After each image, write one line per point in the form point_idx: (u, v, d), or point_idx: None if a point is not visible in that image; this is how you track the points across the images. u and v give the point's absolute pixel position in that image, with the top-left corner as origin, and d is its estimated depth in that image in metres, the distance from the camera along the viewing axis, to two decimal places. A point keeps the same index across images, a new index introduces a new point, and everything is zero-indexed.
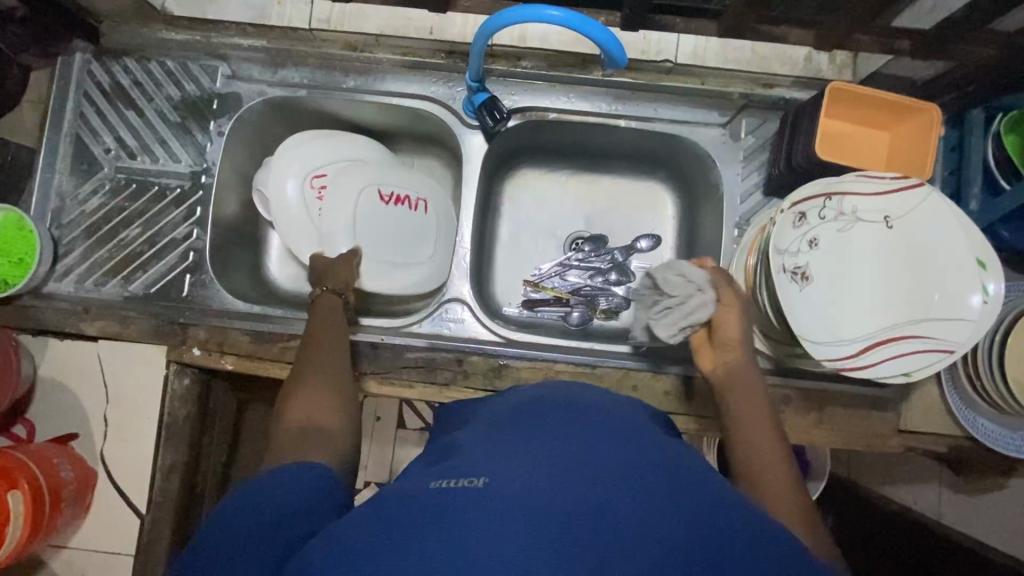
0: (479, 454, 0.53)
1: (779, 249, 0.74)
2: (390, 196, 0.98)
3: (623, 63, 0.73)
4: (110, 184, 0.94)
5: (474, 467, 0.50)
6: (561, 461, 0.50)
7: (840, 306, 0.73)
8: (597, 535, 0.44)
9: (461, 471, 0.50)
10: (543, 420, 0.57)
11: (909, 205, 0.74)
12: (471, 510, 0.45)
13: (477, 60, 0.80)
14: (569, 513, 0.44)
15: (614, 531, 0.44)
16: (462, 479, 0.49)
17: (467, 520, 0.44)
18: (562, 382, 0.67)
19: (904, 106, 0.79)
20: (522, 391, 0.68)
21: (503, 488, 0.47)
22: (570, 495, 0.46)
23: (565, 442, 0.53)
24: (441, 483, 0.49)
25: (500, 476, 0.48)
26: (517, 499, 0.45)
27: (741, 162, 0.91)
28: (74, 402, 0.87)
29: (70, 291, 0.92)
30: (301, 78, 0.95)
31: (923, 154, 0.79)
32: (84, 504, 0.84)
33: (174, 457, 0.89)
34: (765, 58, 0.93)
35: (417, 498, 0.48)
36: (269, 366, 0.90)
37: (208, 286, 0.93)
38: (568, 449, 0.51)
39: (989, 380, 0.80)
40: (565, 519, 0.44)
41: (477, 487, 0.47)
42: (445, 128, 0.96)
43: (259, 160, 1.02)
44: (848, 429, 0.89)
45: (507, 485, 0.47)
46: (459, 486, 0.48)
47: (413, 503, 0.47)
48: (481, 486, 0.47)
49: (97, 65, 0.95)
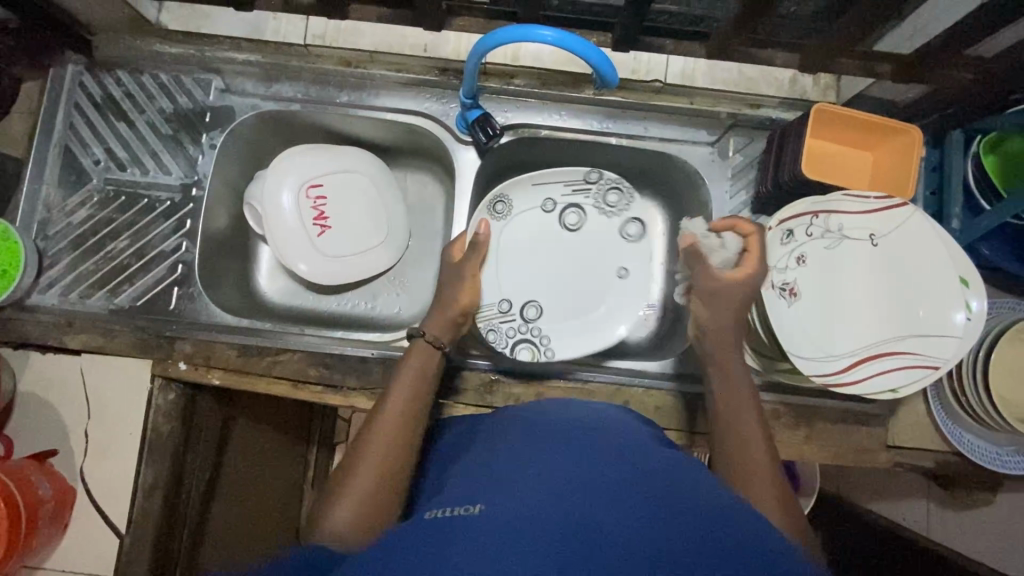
0: (473, 481, 0.52)
1: (768, 265, 0.75)
2: (373, 203, 1.02)
3: (615, 82, 0.75)
4: (98, 196, 0.94)
5: (471, 495, 0.49)
6: (555, 477, 0.49)
7: (825, 321, 0.74)
8: (597, 545, 0.43)
9: (457, 498, 0.49)
10: (534, 438, 0.56)
11: (895, 221, 0.75)
12: (469, 537, 0.44)
13: (471, 78, 0.81)
14: (569, 538, 0.43)
15: (613, 541, 0.43)
16: (458, 508, 0.48)
17: (469, 546, 0.43)
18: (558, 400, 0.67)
19: (886, 127, 0.81)
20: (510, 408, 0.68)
21: (500, 511, 0.46)
22: (571, 519, 0.44)
23: (554, 456, 0.52)
24: (436, 513, 0.48)
25: (498, 502, 0.47)
26: (519, 527, 0.44)
27: (728, 180, 0.93)
28: (55, 417, 0.85)
29: (54, 304, 0.91)
30: (295, 93, 0.95)
31: (906, 174, 0.81)
32: (62, 524, 0.82)
33: (155, 476, 0.86)
34: (753, 78, 0.93)
35: (417, 526, 0.47)
36: (258, 381, 0.89)
37: (196, 299, 0.92)
38: (562, 464, 0.51)
39: (974, 396, 0.81)
40: (565, 543, 0.42)
41: (476, 514, 0.46)
42: (438, 143, 0.97)
43: (250, 172, 1.02)
44: (837, 444, 0.89)
45: (504, 509, 0.46)
46: (457, 514, 0.47)
47: (408, 535, 0.46)
48: (479, 513, 0.46)
49: (88, 77, 0.94)
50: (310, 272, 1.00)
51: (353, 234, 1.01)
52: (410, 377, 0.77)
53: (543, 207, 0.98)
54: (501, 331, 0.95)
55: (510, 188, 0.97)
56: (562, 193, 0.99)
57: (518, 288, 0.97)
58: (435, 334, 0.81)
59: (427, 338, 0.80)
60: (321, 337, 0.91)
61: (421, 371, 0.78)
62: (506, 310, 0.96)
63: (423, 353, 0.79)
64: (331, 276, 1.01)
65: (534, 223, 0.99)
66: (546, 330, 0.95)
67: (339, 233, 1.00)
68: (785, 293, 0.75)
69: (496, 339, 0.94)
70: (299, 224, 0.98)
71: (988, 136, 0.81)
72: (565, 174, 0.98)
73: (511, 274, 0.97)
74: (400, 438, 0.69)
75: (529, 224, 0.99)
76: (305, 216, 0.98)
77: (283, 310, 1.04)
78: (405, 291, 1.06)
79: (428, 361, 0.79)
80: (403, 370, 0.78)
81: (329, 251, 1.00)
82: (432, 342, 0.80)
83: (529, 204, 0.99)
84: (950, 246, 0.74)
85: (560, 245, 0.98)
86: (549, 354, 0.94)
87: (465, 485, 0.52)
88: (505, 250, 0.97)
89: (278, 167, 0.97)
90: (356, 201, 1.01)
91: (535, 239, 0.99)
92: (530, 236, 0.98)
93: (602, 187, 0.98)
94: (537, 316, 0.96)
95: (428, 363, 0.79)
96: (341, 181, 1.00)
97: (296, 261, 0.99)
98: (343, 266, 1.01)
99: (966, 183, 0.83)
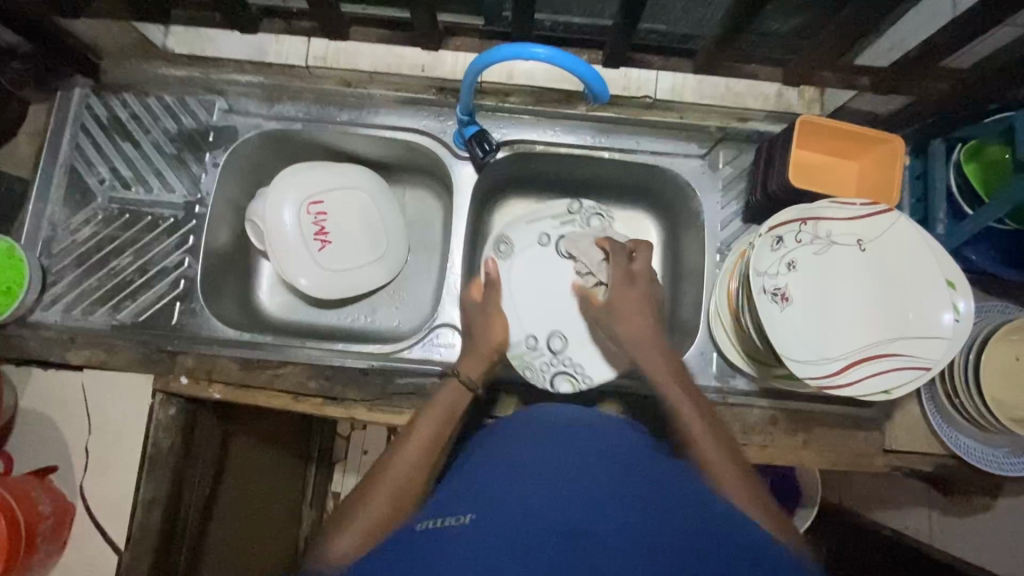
0: (465, 493, 0.53)
1: (759, 271, 0.77)
2: (372, 218, 1.04)
3: (605, 98, 0.77)
4: (102, 214, 0.95)
5: (458, 507, 0.51)
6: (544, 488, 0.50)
7: (817, 325, 0.76)
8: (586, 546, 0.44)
9: (448, 509, 0.50)
10: (529, 453, 0.58)
11: (881, 228, 0.77)
12: (458, 546, 0.45)
13: (467, 96, 0.84)
14: (554, 540, 0.44)
15: (603, 542, 0.44)
16: (448, 518, 0.49)
17: (462, 552, 0.44)
18: (549, 413, 0.69)
19: (869, 137, 0.84)
20: (508, 420, 0.71)
21: (490, 521, 0.47)
22: (556, 523, 0.46)
23: (547, 468, 0.54)
24: (428, 524, 0.50)
25: (484, 510, 0.49)
26: (505, 533, 0.45)
27: (719, 191, 0.95)
28: (56, 433, 0.86)
29: (56, 320, 0.92)
30: (297, 112, 0.98)
31: (890, 182, 0.83)
32: (60, 541, 0.82)
33: (155, 492, 0.86)
34: (738, 94, 0.97)
35: (408, 539, 0.48)
36: (259, 395, 0.90)
37: (198, 314, 0.93)
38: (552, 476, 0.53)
39: (967, 398, 0.82)
40: (550, 546, 0.44)
41: (463, 523, 0.48)
42: (435, 159, 0.99)
43: (252, 190, 1.04)
44: (835, 450, 0.90)
45: (495, 518, 0.47)
46: (446, 525, 0.48)
47: (401, 548, 0.48)
48: (466, 522, 0.47)
49: (95, 99, 0.97)
50: (311, 287, 1.01)
51: (354, 249, 1.03)
52: (439, 413, 0.74)
53: (540, 241, 1.01)
54: (535, 367, 0.94)
55: (512, 231, 1.01)
56: (553, 227, 1.01)
57: (539, 323, 0.98)
58: (468, 374, 0.80)
59: (461, 377, 0.79)
60: (322, 350, 0.92)
61: (451, 409, 0.75)
62: (533, 345, 0.96)
63: (457, 391, 0.77)
64: (331, 291, 1.02)
65: (537, 258, 1.01)
66: (575, 357, 0.94)
67: (340, 248, 1.02)
68: (776, 298, 0.76)
69: (533, 377, 0.94)
70: (300, 240, 1.00)
71: (967, 145, 0.83)
72: (551, 208, 1.01)
73: (528, 312, 0.98)
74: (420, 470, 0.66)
75: (533, 262, 1.01)
76: (305, 232, 1.00)
77: (284, 324, 1.05)
78: (405, 305, 1.07)
79: (459, 400, 0.77)
80: (434, 405, 0.75)
81: (329, 266, 1.02)
82: (466, 384, 0.78)
83: (526, 242, 1.01)
84: (936, 252, 0.76)
85: (561, 275, 1.00)
86: (588, 381, 0.92)
87: (455, 498, 0.54)
88: (516, 288, 0.99)
89: (278, 185, 0.99)
90: (358, 217, 1.03)
91: (540, 273, 1.00)
92: (537, 271, 1.00)
93: (585, 215, 1.02)
94: (564, 345, 0.96)
95: (457, 402, 0.76)
96: (340, 199, 1.02)
97: (296, 276, 1.00)
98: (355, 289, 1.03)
99: (950, 190, 0.85)
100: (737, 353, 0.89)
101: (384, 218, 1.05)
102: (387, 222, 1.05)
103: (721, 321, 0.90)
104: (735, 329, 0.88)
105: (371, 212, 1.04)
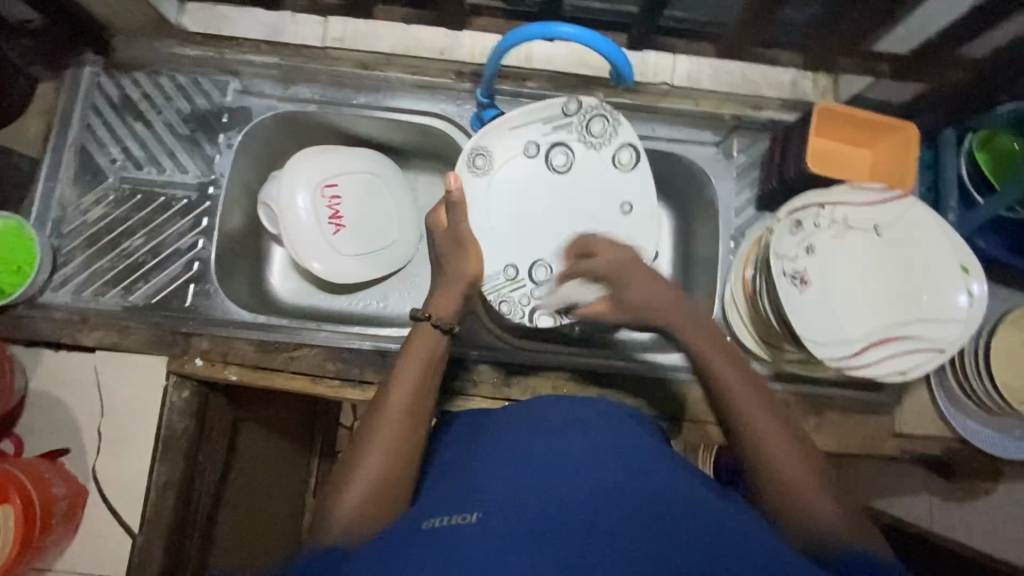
0: (465, 490, 0.53)
1: (778, 254, 0.78)
2: (386, 202, 1.04)
3: (630, 81, 0.77)
4: (114, 195, 0.94)
5: (469, 503, 0.50)
6: (546, 489, 0.49)
7: (838, 306, 0.77)
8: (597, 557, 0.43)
9: (456, 506, 0.50)
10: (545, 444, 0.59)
11: (896, 213, 0.79)
12: (474, 545, 0.44)
13: (489, 77, 0.84)
14: (568, 538, 0.44)
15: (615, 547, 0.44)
16: (458, 515, 0.48)
17: (469, 554, 0.44)
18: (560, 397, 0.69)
19: (885, 124, 0.85)
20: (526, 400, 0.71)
21: (501, 524, 0.46)
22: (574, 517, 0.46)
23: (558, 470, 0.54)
24: (437, 523, 0.48)
25: (494, 507, 0.48)
26: (519, 527, 0.45)
27: (734, 178, 0.96)
28: (67, 415, 0.85)
29: (66, 301, 0.90)
30: (312, 94, 0.97)
31: (905, 169, 0.85)
32: (74, 524, 0.81)
33: (169, 475, 0.84)
34: (755, 82, 0.98)
35: (418, 538, 0.47)
36: (275, 377, 0.89)
37: (212, 296, 0.93)
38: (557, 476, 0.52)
39: (978, 381, 0.84)
40: (564, 542, 0.44)
41: (474, 521, 0.47)
42: (451, 143, 0.99)
43: (264, 173, 1.03)
44: (846, 433, 0.91)
45: (502, 519, 0.47)
46: (456, 523, 0.47)
47: (410, 547, 0.46)
48: (478, 520, 0.47)
49: (105, 78, 0.95)
50: (323, 272, 1.00)
51: (371, 233, 1.02)
52: (416, 367, 0.69)
53: (526, 151, 0.88)
54: (514, 301, 0.86)
55: (488, 139, 0.86)
56: (543, 132, 0.88)
57: (521, 251, 0.88)
58: (440, 315, 0.74)
59: (434, 321, 0.73)
60: (337, 333, 0.92)
61: (429, 359, 0.71)
62: (514, 277, 0.87)
63: (429, 337, 0.72)
64: (344, 275, 1.01)
65: (519, 170, 0.88)
66: (560, 287, 0.87)
67: (357, 231, 1.01)
68: (794, 282, 0.77)
69: (510, 310, 0.86)
70: (313, 222, 0.98)
71: (979, 132, 0.85)
72: (544, 110, 0.87)
73: (506, 239, 0.88)
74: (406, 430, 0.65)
75: (516, 175, 0.89)
76: (320, 215, 0.99)
77: (294, 309, 1.04)
78: (416, 290, 1.07)
79: (435, 345, 0.72)
80: (410, 358, 0.70)
81: (342, 251, 1.00)
82: (439, 327, 0.73)
83: (507, 153, 0.88)
84: (946, 237, 0.77)
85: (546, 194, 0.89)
86: (571, 314, 0.86)
87: (462, 491, 0.53)
88: (486, 206, 0.87)
89: (292, 169, 0.98)
90: (375, 200, 1.03)
91: (519, 189, 0.89)
92: (516, 188, 0.88)
93: (584, 116, 0.88)
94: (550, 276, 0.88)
95: (433, 349, 0.72)
96: (354, 181, 1.01)
97: (311, 260, 0.99)
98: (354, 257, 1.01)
99: (960, 177, 0.86)
100: (752, 340, 0.90)
101: (398, 203, 1.05)
102: (401, 206, 1.05)
103: (735, 307, 0.90)
104: (750, 316, 0.89)
105: (386, 195, 1.04)
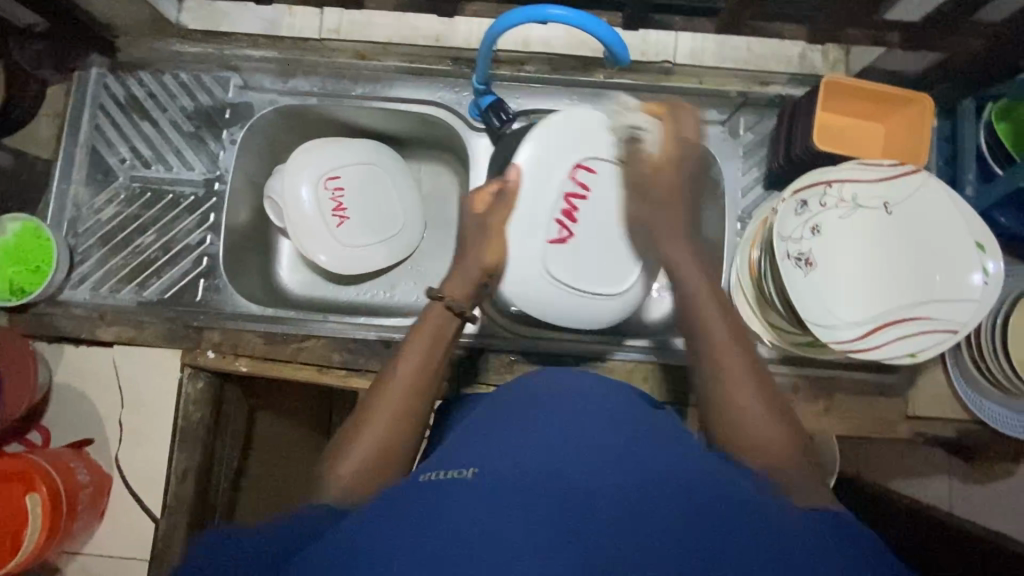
0: (458, 450, 0.53)
1: (783, 235, 0.76)
2: (388, 193, 1.04)
3: (626, 61, 0.75)
4: (124, 193, 0.97)
5: (461, 461, 0.50)
6: (534, 454, 0.49)
7: (842, 287, 0.76)
8: (581, 522, 0.43)
9: (446, 464, 0.50)
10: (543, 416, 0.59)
11: (910, 190, 0.76)
12: (461, 500, 0.45)
13: (484, 62, 0.82)
14: (552, 499, 0.44)
15: (596, 523, 0.43)
16: (451, 471, 0.49)
17: (453, 512, 0.44)
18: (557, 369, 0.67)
19: (897, 97, 0.82)
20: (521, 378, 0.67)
21: (487, 483, 0.46)
22: (558, 481, 0.46)
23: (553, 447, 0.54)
24: (427, 478, 0.49)
25: (486, 467, 0.48)
26: (504, 489, 0.45)
27: (740, 158, 0.94)
28: (89, 407, 0.88)
29: (84, 298, 0.94)
30: (311, 87, 0.97)
31: (918, 143, 0.81)
32: (98, 510, 0.85)
33: (187, 462, 0.87)
34: (760, 57, 0.95)
35: (407, 489, 0.48)
36: (285, 366, 0.91)
37: (222, 291, 0.95)
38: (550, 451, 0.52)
39: (994, 361, 0.81)
40: (544, 505, 0.44)
41: (463, 479, 0.47)
42: (453, 131, 0.98)
43: (269, 166, 1.04)
44: (858, 415, 0.89)
45: (491, 479, 0.46)
46: (445, 479, 0.47)
47: (402, 497, 0.47)
48: (465, 479, 0.47)
49: (112, 79, 0.97)
50: (329, 265, 1.01)
51: (373, 224, 1.02)
52: (422, 342, 0.69)
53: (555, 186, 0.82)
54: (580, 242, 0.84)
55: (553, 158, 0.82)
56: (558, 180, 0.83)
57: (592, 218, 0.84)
58: (453, 295, 0.72)
59: (445, 300, 0.71)
60: (346, 324, 0.93)
61: (435, 335, 0.70)
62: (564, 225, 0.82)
63: (439, 317, 0.71)
64: (348, 267, 1.02)
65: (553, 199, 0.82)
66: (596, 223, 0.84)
67: (360, 223, 1.02)
68: (796, 265, 0.75)
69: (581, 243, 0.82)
70: (315, 215, 0.99)
71: (998, 103, 0.83)
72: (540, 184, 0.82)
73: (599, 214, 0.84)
74: (409, 401, 0.65)
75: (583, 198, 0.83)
76: (324, 207, 1.00)
77: (304, 301, 1.05)
78: (422, 279, 1.07)
79: (442, 327, 0.71)
80: (418, 332, 0.70)
81: (344, 244, 1.01)
82: (449, 308, 0.71)
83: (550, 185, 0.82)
84: (961, 214, 0.74)
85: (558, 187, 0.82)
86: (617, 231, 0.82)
87: (456, 451, 0.53)
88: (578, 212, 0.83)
89: (297, 165, 0.98)
90: (377, 191, 1.03)
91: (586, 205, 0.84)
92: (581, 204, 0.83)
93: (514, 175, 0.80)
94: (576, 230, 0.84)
95: (442, 328, 0.71)
96: (354, 174, 1.01)
97: (317, 252, 1.00)
98: (368, 243, 1.02)
99: (980, 149, 0.84)
100: (758, 320, 0.88)
101: (399, 192, 1.04)
102: (402, 194, 1.05)
103: (742, 290, 0.88)
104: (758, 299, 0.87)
105: (387, 186, 1.04)
